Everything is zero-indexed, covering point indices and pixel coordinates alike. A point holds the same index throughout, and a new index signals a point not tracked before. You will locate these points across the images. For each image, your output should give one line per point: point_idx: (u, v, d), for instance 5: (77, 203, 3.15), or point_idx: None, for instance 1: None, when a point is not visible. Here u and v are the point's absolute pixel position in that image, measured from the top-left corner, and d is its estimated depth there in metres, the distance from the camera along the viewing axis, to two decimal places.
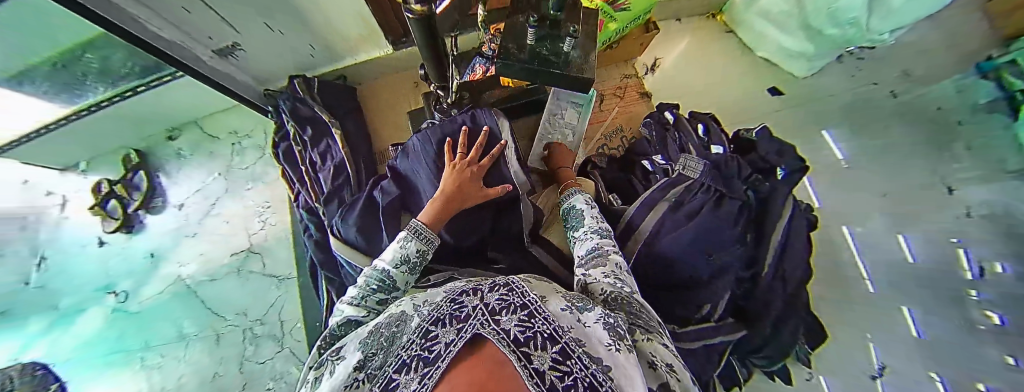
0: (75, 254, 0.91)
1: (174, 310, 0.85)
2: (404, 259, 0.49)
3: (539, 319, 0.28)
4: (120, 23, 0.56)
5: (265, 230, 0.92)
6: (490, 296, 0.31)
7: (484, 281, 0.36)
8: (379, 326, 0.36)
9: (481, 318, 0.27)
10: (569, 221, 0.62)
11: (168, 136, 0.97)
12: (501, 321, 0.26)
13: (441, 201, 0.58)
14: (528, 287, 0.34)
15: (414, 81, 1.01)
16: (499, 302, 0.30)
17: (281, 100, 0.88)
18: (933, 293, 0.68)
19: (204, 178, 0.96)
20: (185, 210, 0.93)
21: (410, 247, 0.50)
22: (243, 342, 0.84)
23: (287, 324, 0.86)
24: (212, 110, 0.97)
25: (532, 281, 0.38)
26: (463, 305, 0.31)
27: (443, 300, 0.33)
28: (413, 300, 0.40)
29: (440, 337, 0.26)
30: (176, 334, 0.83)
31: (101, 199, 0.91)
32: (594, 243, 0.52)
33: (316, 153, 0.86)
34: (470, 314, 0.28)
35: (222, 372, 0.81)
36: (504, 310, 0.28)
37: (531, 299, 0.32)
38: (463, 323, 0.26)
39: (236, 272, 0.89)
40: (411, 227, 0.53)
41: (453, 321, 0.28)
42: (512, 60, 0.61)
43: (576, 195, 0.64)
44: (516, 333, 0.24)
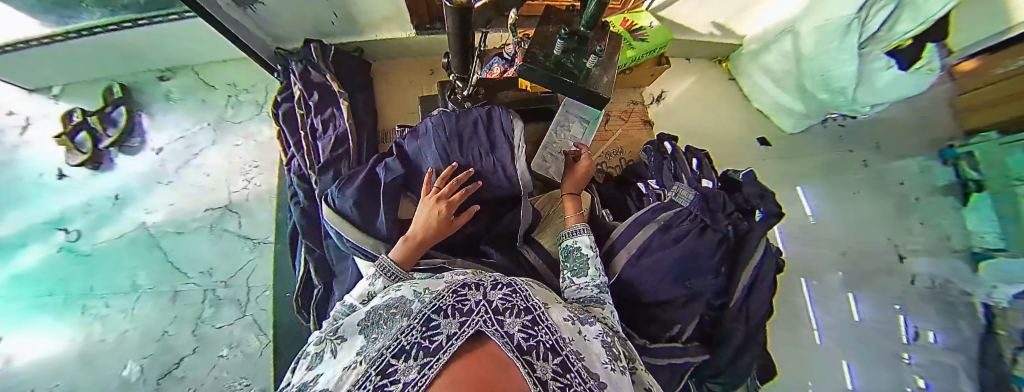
0: (25, 183, 0.82)
1: (129, 259, 0.79)
2: (372, 296, 0.46)
3: (541, 327, 0.32)
4: None
5: (248, 190, 0.88)
6: (492, 294, 0.34)
7: (484, 277, 0.39)
8: (376, 310, 0.37)
9: (485, 317, 0.30)
10: (567, 263, 0.59)
11: (160, 77, 0.92)
12: (505, 323, 0.30)
13: (414, 241, 0.57)
14: (530, 294, 0.38)
15: (430, 69, 1.02)
16: (501, 302, 0.33)
17: (293, 61, 0.86)
18: (876, 349, 0.63)
19: (189, 127, 0.90)
20: (163, 156, 0.87)
21: (376, 286, 0.47)
22: (202, 303, 0.78)
23: (254, 290, 0.82)
24: (213, 59, 0.92)
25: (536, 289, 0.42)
26: (465, 297, 0.33)
27: (444, 290, 0.35)
28: (412, 285, 0.41)
29: (441, 328, 0.28)
30: (128, 284, 0.77)
31: (71, 129, 0.83)
32: (590, 296, 0.52)
33: (318, 120, 0.84)
34: (473, 309, 0.31)
35: (171, 332, 0.75)
36: (507, 312, 0.32)
37: (532, 305, 0.36)
38: (465, 318, 0.29)
39: (209, 227, 0.84)
40: (380, 264, 0.51)
41: (455, 313, 0.30)
42: (537, 65, 0.64)
43: (583, 242, 0.60)
44: (520, 340, 0.28)
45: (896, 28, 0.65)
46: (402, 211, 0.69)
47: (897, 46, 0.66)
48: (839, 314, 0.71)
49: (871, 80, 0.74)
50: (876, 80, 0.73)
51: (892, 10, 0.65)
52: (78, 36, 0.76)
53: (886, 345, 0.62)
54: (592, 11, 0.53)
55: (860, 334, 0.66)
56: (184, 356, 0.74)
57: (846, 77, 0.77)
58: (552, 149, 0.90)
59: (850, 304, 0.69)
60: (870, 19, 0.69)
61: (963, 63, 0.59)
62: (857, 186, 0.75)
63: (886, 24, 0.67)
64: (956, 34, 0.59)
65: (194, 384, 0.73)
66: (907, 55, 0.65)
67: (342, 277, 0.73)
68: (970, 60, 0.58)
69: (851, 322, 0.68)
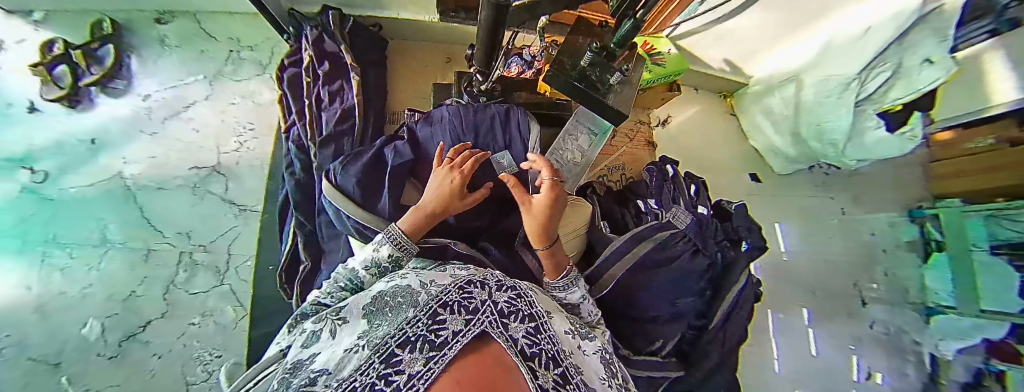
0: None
1: (100, 209, 0.72)
2: (375, 263, 0.49)
3: (543, 336, 0.33)
4: None
5: (240, 153, 0.84)
6: (498, 295, 0.35)
7: (489, 277, 0.40)
8: (383, 295, 0.39)
9: (490, 318, 0.30)
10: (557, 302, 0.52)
11: (156, 19, 0.85)
12: (510, 327, 0.31)
13: (424, 212, 0.54)
14: (535, 302, 0.39)
15: (447, 56, 0.99)
16: (506, 305, 0.34)
17: (307, 25, 0.82)
18: (829, 380, 0.69)
19: (183, 77, 0.84)
20: (151, 104, 0.81)
21: (382, 252, 0.48)
22: (177, 266, 0.75)
23: (235, 259, 0.79)
24: (218, 9, 0.87)
25: (540, 297, 0.43)
26: (472, 295, 0.34)
27: (451, 286, 0.35)
28: (418, 277, 0.41)
29: (447, 323, 0.28)
30: (95, 236, 0.71)
31: (48, 60, 0.74)
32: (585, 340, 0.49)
33: (326, 91, 0.80)
34: (479, 308, 0.31)
35: (139, 293, 0.71)
36: (512, 316, 0.33)
37: (536, 312, 0.37)
38: (472, 316, 0.29)
39: (192, 187, 0.79)
40: (388, 231, 0.50)
41: (462, 310, 0.31)
42: (563, 73, 0.67)
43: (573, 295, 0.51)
44: (523, 346, 0.29)
45: (889, 94, 0.69)
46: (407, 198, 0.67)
47: (888, 108, 0.70)
48: (799, 351, 0.74)
49: (864, 134, 0.74)
50: (864, 139, 0.75)
51: (887, 77, 0.68)
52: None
53: (835, 376, 0.69)
54: (624, 32, 0.55)
55: (825, 375, 0.70)
56: (150, 320, 0.70)
57: (839, 132, 0.78)
58: (558, 155, 0.91)
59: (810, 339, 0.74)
60: (869, 80, 0.71)
61: (943, 133, 0.67)
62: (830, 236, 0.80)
63: (882, 89, 0.70)
64: (941, 106, 0.65)
65: (160, 350, 0.70)
66: (894, 117, 0.69)
67: (332, 255, 0.71)
68: (947, 131, 0.66)
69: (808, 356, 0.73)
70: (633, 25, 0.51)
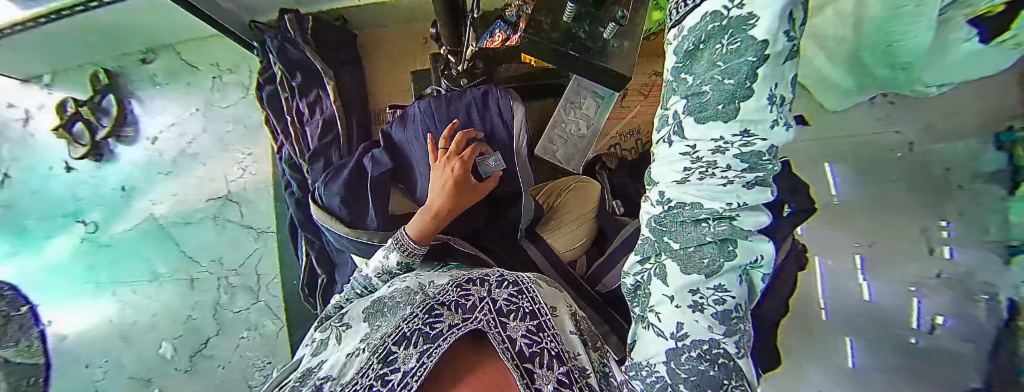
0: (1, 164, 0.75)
1: (145, 249, 0.80)
2: (385, 270, 0.55)
3: (546, 333, 0.39)
4: None
5: (245, 179, 0.87)
6: (498, 292, 0.41)
7: (492, 272, 0.46)
8: (381, 299, 0.48)
9: (488, 317, 0.39)
10: (717, 38, 0.23)
11: (142, 59, 0.87)
12: (509, 326, 0.38)
13: (431, 214, 0.54)
14: (538, 293, 0.42)
15: (422, 37, 0.89)
16: (506, 302, 0.40)
17: (268, 37, 0.77)
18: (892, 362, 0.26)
19: (180, 113, 0.88)
20: (159, 144, 0.87)
21: (390, 259, 0.54)
22: (218, 290, 0.83)
23: (264, 277, 0.86)
24: (190, 36, 0.86)
25: (543, 284, 0.47)
26: (469, 293, 0.42)
27: (449, 285, 0.44)
28: (417, 277, 0.51)
29: (443, 317, 0.39)
30: (147, 274, 0.79)
31: (66, 120, 0.80)
32: (691, 284, 0.27)
33: (304, 103, 0.77)
34: (477, 306, 0.40)
35: (195, 316, 0.80)
36: (512, 315, 0.39)
37: (540, 307, 0.41)
38: (469, 315, 0.39)
39: (214, 218, 0.85)
40: (397, 239, 0.55)
41: (460, 310, 0.40)
42: (540, 37, 0.57)
43: (774, 16, 0.19)
44: (523, 347, 0.36)
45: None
46: (394, 206, 0.64)
47: (979, 12, 0.23)
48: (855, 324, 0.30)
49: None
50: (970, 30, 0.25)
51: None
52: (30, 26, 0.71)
53: (895, 334, 0.26)
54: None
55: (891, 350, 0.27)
56: (209, 337, 0.80)
57: None
58: (559, 129, 0.81)
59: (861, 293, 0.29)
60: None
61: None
62: (845, 150, 0.34)
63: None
64: None
65: (223, 361, 0.80)
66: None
67: (343, 267, 0.74)
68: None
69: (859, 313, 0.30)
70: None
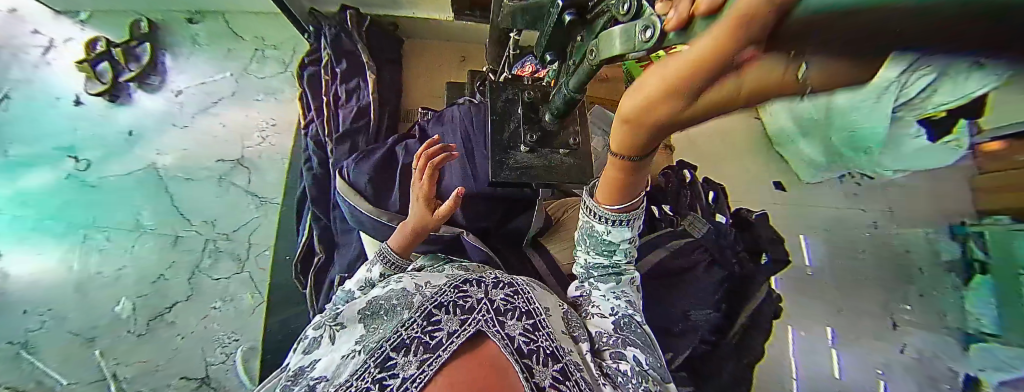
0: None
1: (137, 197, 0.78)
2: (368, 283, 0.54)
3: (542, 332, 0.39)
4: None
5: (262, 147, 0.88)
6: (495, 292, 0.41)
7: (488, 274, 0.45)
8: (377, 299, 0.45)
9: (485, 317, 0.38)
10: (600, 237, 0.46)
11: (189, 19, 0.91)
12: (506, 324, 0.38)
13: (411, 230, 0.57)
14: (531, 293, 0.43)
15: (461, 56, 0.98)
16: (503, 302, 0.40)
17: (326, 26, 0.85)
18: None
19: (213, 74, 0.90)
20: (181, 98, 0.87)
21: (373, 273, 0.54)
22: (202, 253, 0.79)
23: (254, 247, 0.82)
24: (246, 9, 0.91)
25: (536, 286, 0.48)
26: (467, 295, 0.41)
27: (446, 286, 0.42)
28: (413, 278, 0.47)
29: (442, 323, 0.37)
30: (130, 221, 0.76)
31: (92, 57, 0.82)
32: (614, 289, 0.48)
33: (344, 88, 0.83)
34: (475, 307, 0.39)
35: (167, 276, 0.75)
36: (508, 314, 0.40)
37: (534, 307, 0.42)
38: (466, 316, 0.38)
39: (218, 179, 0.84)
40: (381, 251, 0.56)
41: (457, 311, 0.39)
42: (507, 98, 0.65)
43: (622, 236, 0.46)
44: (520, 343, 0.37)
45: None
46: None
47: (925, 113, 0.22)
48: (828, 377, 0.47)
49: None
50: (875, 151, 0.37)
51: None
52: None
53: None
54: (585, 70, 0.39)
55: None
56: (175, 303, 0.74)
57: None
58: None
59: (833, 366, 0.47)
60: None
61: None
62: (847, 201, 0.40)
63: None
64: None
65: (183, 331, 0.73)
66: None
67: (345, 248, 0.74)
68: None
69: (830, 382, 0.46)
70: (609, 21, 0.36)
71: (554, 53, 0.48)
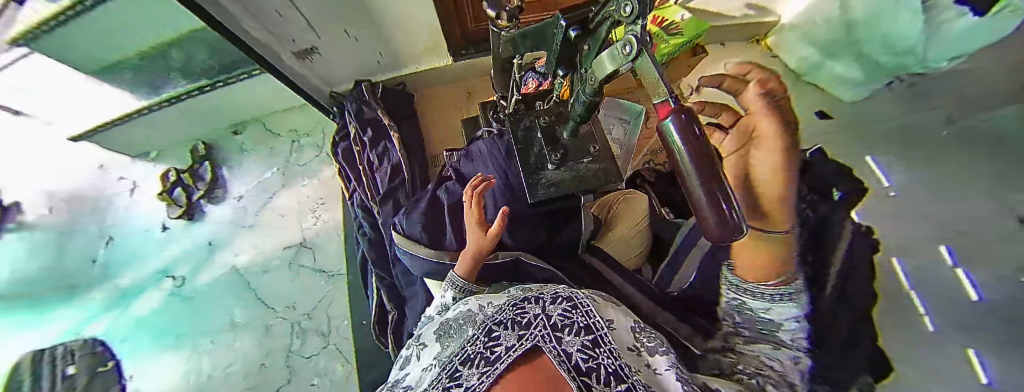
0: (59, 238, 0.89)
1: (226, 299, 0.88)
2: (444, 306, 0.58)
3: (603, 348, 0.32)
4: (220, 19, 0.64)
5: (318, 226, 0.95)
6: (553, 308, 0.36)
7: (548, 289, 0.41)
8: (449, 320, 0.45)
9: (543, 332, 0.33)
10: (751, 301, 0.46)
11: (233, 131, 1.03)
12: (564, 340, 0.32)
13: (471, 253, 0.61)
14: (593, 307, 0.37)
15: (467, 91, 1.04)
16: (561, 317, 0.35)
17: (347, 102, 0.94)
18: None
19: (264, 173, 1.00)
20: (243, 202, 0.98)
21: (448, 297, 0.58)
22: (290, 335, 0.85)
23: (334, 320, 0.87)
24: (280, 108, 1.01)
25: (597, 299, 0.41)
26: (525, 311, 0.36)
27: (506, 303, 0.39)
28: (478, 300, 0.47)
29: (502, 338, 0.33)
30: (227, 322, 0.86)
31: (168, 186, 0.95)
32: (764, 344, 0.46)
33: (374, 154, 0.89)
34: (532, 323, 0.34)
35: (267, 364, 0.83)
36: (567, 328, 0.33)
37: (595, 321, 0.35)
38: (525, 331, 0.33)
39: (288, 265, 0.92)
40: (450, 279, 0.60)
41: (515, 326, 0.34)
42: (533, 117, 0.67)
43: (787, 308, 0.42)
44: (579, 360, 0.30)
45: None
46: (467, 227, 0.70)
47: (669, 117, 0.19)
48: None
49: None
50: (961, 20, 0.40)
51: None
52: (150, 111, 0.89)
53: None
54: (596, 82, 0.38)
55: None
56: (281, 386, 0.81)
57: None
58: None
59: (917, 311, 0.29)
60: None
61: None
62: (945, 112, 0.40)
63: None
64: None
65: None
66: None
67: (412, 300, 0.76)
68: None
69: None
70: (615, 26, 0.31)
71: (567, 66, 0.44)
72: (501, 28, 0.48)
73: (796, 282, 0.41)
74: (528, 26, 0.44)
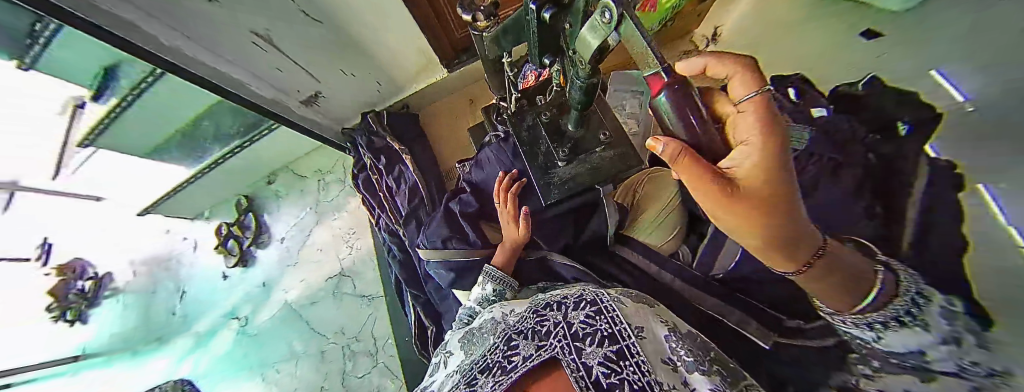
0: (148, 298, 1.10)
1: (285, 332, 0.97)
2: (485, 298, 0.62)
3: (629, 361, 0.30)
4: (231, 87, 0.70)
5: (353, 254, 1.01)
6: (575, 315, 0.36)
7: (571, 294, 0.41)
8: (476, 328, 0.48)
9: (561, 342, 0.33)
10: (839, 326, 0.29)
11: (267, 181, 1.12)
12: (584, 352, 0.32)
13: (509, 245, 0.65)
14: (621, 313, 0.35)
15: (468, 98, 1.04)
16: (582, 325, 0.35)
17: (357, 136, 0.98)
18: None
19: (299, 213, 1.08)
20: (286, 242, 1.06)
21: (487, 289, 0.61)
22: (343, 358, 0.92)
23: (379, 339, 0.92)
24: (302, 153, 1.09)
25: (628, 303, 0.38)
26: (546, 319, 0.38)
27: (528, 313, 0.41)
28: (503, 307, 0.49)
29: (522, 348, 0.35)
30: (288, 353, 0.95)
31: (223, 239, 1.07)
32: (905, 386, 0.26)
33: (391, 178, 0.92)
34: (551, 332, 0.35)
35: (327, 386, 0.90)
36: (588, 338, 0.33)
37: (622, 328, 0.33)
38: (544, 342, 0.34)
39: (333, 294, 0.98)
40: (488, 272, 0.63)
41: (535, 336, 0.36)
42: (535, 110, 0.67)
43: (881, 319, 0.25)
44: (600, 374, 0.30)
45: None
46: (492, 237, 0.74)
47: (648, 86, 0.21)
48: None
49: None
50: None
51: None
52: (193, 180, 1.00)
53: None
54: (587, 64, 0.34)
55: None
56: None
57: None
58: None
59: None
60: None
61: None
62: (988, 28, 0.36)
63: None
64: None
65: None
66: None
67: (448, 314, 0.77)
68: None
69: None
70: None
71: (551, 53, 0.44)
72: (481, 30, 0.49)
73: (883, 274, 0.24)
74: (506, 21, 0.43)
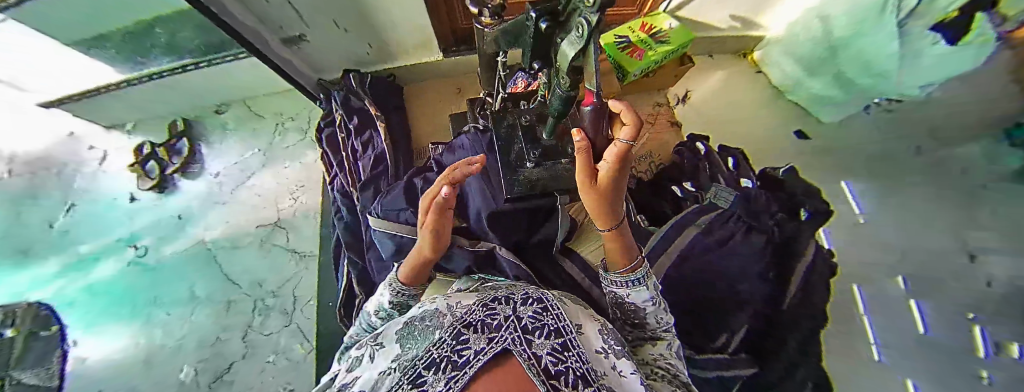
0: (19, 204, 0.93)
1: (189, 272, 0.86)
2: (379, 307, 0.45)
3: (572, 353, 0.26)
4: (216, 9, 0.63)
5: (295, 207, 0.94)
6: (522, 309, 0.29)
7: (517, 291, 0.34)
8: (410, 317, 0.34)
9: (513, 335, 0.25)
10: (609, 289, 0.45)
11: (216, 110, 1.02)
12: (534, 345, 0.24)
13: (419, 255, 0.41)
14: (563, 311, 0.31)
15: (457, 87, 1.06)
16: (532, 320, 0.27)
17: (335, 90, 0.94)
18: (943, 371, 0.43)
19: (243, 153, 0.99)
20: (220, 179, 0.96)
21: (384, 297, 0.45)
22: (253, 312, 0.83)
23: (299, 300, 0.85)
24: (263, 92, 1.01)
25: (565, 301, 0.35)
26: (495, 312, 0.29)
27: (475, 303, 0.31)
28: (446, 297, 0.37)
29: (471, 342, 0.23)
30: (186, 294, 0.85)
31: (141, 159, 0.94)
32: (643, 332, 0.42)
33: (359, 142, 0.88)
34: (503, 325, 0.26)
35: (222, 338, 0.81)
36: (538, 331, 0.26)
37: (565, 326, 0.29)
38: (496, 333, 0.24)
39: (260, 243, 0.90)
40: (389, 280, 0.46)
41: (484, 328, 0.26)
42: (516, 115, 0.68)
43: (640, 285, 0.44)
44: (549, 364, 0.23)
45: None
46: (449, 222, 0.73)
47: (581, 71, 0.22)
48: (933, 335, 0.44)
49: None
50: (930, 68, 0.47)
51: None
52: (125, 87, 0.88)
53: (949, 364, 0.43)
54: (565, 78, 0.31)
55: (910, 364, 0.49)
56: (234, 362, 0.79)
57: None
58: None
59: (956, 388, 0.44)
60: None
61: None
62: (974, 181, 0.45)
63: None
64: None
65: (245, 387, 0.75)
66: None
67: None
68: None
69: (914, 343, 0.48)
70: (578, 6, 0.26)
71: (542, 62, 0.43)
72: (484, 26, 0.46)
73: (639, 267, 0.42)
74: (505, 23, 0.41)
